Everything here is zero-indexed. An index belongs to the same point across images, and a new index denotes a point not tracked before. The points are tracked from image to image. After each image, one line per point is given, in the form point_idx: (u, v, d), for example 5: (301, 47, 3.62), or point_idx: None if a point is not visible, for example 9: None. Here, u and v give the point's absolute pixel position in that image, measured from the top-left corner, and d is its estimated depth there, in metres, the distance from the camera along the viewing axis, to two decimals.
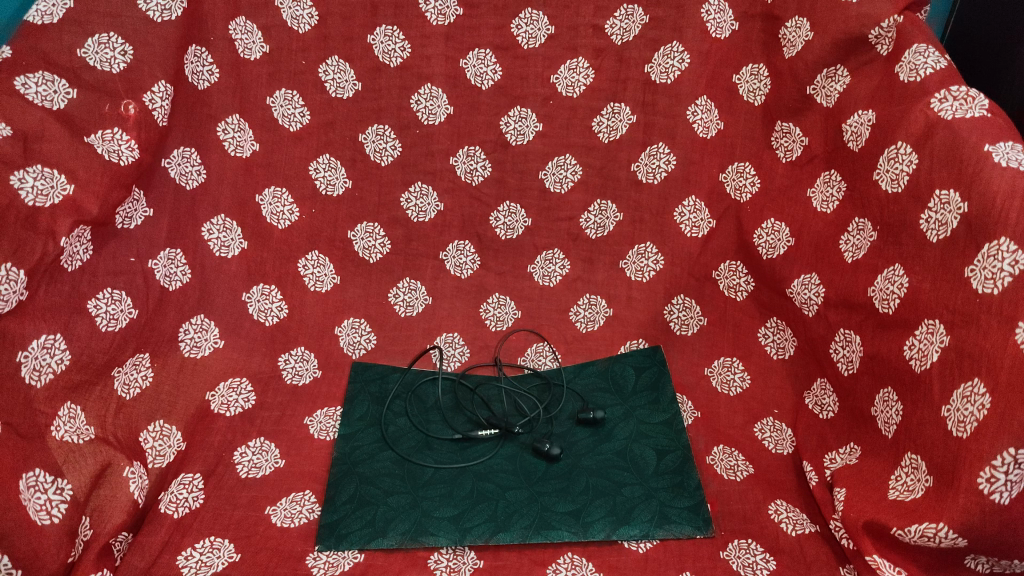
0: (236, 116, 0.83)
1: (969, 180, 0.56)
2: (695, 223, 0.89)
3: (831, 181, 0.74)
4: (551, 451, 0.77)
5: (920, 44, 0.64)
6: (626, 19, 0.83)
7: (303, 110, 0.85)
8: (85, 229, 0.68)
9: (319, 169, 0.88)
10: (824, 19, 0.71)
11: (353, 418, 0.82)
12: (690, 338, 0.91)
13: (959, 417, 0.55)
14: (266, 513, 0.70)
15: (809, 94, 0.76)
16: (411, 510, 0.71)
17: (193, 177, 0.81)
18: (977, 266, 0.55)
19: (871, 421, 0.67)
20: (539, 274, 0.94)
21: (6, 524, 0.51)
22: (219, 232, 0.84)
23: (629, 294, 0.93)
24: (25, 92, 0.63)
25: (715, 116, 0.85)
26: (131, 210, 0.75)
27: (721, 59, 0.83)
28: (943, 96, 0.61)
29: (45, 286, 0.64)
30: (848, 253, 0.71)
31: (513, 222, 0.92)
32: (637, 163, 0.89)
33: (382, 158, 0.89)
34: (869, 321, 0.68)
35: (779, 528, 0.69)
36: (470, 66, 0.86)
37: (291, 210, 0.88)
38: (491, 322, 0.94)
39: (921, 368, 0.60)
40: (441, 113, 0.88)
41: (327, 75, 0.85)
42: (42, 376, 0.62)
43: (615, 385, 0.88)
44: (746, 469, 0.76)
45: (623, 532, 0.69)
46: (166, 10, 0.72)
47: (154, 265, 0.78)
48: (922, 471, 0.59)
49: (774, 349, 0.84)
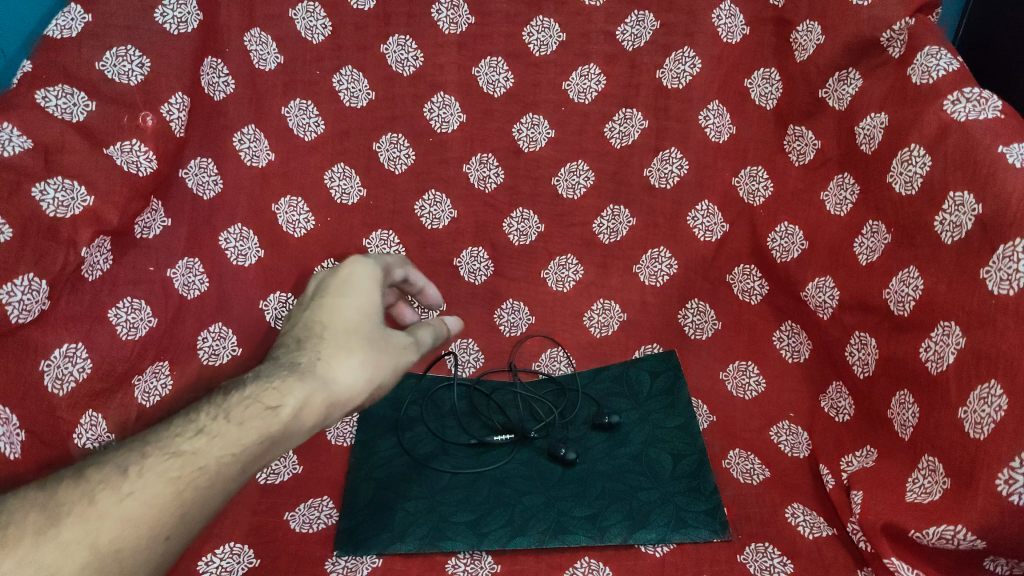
0: (252, 127, 0.83)
1: (983, 181, 0.57)
2: (708, 227, 0.89)
3: (844, 183, 0.74)
4: (567, 455, 0.77)
5: (932, 47, 0.64)
6: (638, 24, 0.83)
7: (318, 119, 0.86)
8: (106, 239, 0.69)
9: (334, 177, 0.89)
10: (834, 22, 0.72)
11: (369, 424, 0.83)
12: (705, 342, 0.90)
13: (977, 419, 0.55)
14: (285, 518, 0.72)
15: (821, 98, 0.76)
16: (428, 515, 0.72)
17: (210, 187, 0.81)
18: (993, 267, 0.55)
19: (887, 423, 0.67)
20: (552, 279, 0.94)
21: None
22: (236, 241, 0.84)
23: (643, 298, 0.93)
24: (46, 106, 0.65)
25: (727, 120, 0.85)
26: (149, 220, 0.75)
27: (733, 63, 0.83)
28: (956, 97, 0.61)
29: (67, 296, 0.66)
30: (863, 255, 0.71)
31: (526, 228, 0.93)
32: (650, 167, 0.89)
33: (396, 166, 0.90)
34: (884, 323, 0.68)
35: (796, 531, 0.69)
36: (482, 74, 0.87)
37: (307, 218, 0.89)
38: (505, 328, 0.94)
39: (938, 370, 0.60)
40: (454, 121, 0.89)
41: (341, 84, 0.86)
42: (64, 385, 0.65)
43: (631, 389, 0.88)
44: (763, 473, 0.76)
45: (640, 536, 0.70)
46: (183, 23, 0.74)
47: (173, 274, 0.77)
48: (939, 473, 0.59)
49: (790, 352, 0.83)
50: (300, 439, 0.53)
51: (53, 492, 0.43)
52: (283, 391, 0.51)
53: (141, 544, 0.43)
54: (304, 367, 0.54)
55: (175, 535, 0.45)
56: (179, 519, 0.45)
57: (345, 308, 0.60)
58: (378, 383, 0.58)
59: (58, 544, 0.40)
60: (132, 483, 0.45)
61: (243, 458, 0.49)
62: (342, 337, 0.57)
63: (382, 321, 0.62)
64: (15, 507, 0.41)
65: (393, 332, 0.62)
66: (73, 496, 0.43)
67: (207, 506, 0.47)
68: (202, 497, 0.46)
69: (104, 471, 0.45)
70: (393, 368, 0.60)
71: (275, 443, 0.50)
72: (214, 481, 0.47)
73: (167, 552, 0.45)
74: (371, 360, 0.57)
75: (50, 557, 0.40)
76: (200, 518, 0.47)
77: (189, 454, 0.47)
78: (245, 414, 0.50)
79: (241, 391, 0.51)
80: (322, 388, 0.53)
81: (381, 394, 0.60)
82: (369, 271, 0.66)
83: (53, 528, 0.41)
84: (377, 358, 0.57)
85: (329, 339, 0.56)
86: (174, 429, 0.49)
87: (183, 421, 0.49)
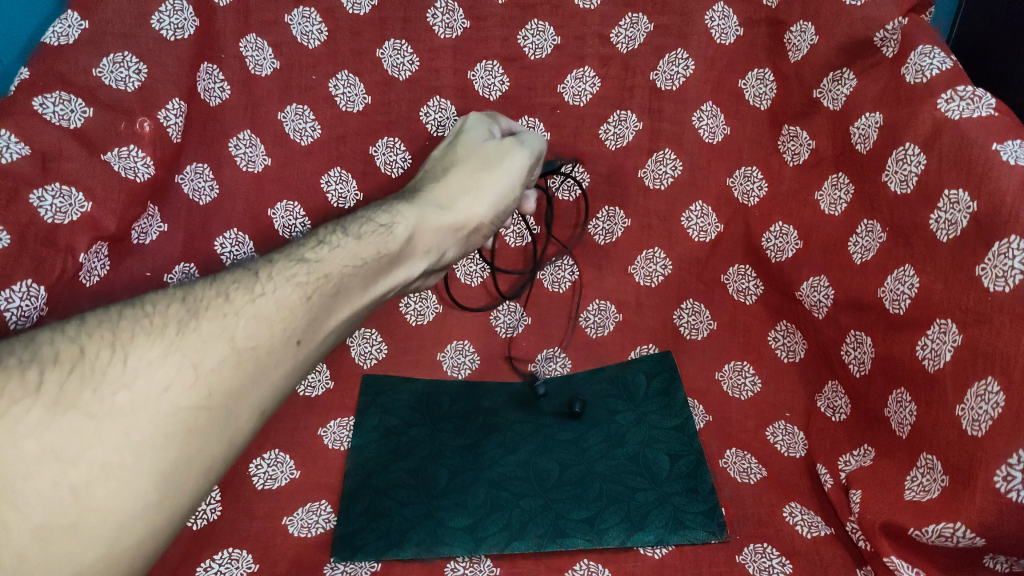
0: (247, 132, 0.84)
1: (978, 179, 0.56)
2: (702, 227, 0.89)
3: (839, 183, 0.74)
4: (574, 407, 0.84)
5: (925, 45, 0.64)
6: (632, 27, 0.84)
7: (314, 124, 0.86)
8: (103, 245, 0.70)
9: (330, 182, 0.88)
10: (827, 23, 0.72)
11: (365, 429, 0.83)
12: (700, 342, 0.89)
13: (974, 416, 0.55)
14: (283, 523, 0.73)
15: (816, 98, 0.76)
16: (425, 520, 0.72)
17: (206, 193, 0.83)
18: (988, 265, 0.55)
19: (884, 422, 0.67)
20: (548, 280, 0.94)
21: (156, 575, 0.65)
22: (231, 246, 0.84)
23: (638, 299, 0.93)
24: (43, 113, 0.66)
25: (721, 121, 0.85)
26: (146, 226, 0.76)
27: (727, 64, 0.83)
28: (949, 96, 0.61)
29: (67, 301, 0.66)
30: (858, 254, 0.71)
31: (522, 230, 0.93)
32: (644, 169, 0.90)
33: (393, 170, 0.89)
34: (880, 322, 0.68)
35: (795, 530, 0.69)
36: (478, 77, 0.87)
37: (303, 223, 0.87)
38: (502, 329, 0.93)
39: (935, 369, 0.60)
40: (450, 125, 0.88)
41: (338, 88, 0.85)
42: None
43: (627, 391, 0.87)
44: (760, 472, 0.76)
45: (639, 538, 0.70)
46: (179, 29, 0.75)
47: (170, 279, 0.79)
48: (938, 471, 0.58)
49: (785, 352, 0.83)
50: (383, 262, 0.64)
51: (191, 300, 0.51)
52: (386, 241, 0.65)
53: (243, 363, 0.48)
54: (419, 202, 0.72)
55: (282, 347, 0.51)
56: (280, 335, 0.51)
57: (452, 159, 0.76)
58: (488, 210, 0.75)
59: (211, 339, 0.48)
60: (270, 288, 0.54)
61: (340, 276, 0.59)
62: (461, 174, 0.76)
63: (473, 165, 0.77)
64: (171, 310, 0.49)
65: (478, 168, 0.76)
66: (218, 296, 0.52)
67: (308, 317, 0.54)
68: (327, 299, 0.56)
69: (244, 269, 0.56)
70: (471, 214, 0.74)
71: (395, 257, 0.66)
72: (304, 304, 0.54)
73: (285, 357, 0.51)
74: (485, 197, 0.75)
75: (172, 370, 0.45)
76: (317, 323, 0.55)
77: (317, 264, 0.58)
78: (369, 238, 0.64)
79: (355, 230, 0.65)
80: (423, 223, 0.69)
81: (496, 218, 0.77)
82: (473, 134, 0.81)
83: (197, 326, 0.48)
84: (481, 194, 0.75)
85: (445, 184, 0.75)
86: (294, 250, 0.60)
87: (303, 248, 0.60)
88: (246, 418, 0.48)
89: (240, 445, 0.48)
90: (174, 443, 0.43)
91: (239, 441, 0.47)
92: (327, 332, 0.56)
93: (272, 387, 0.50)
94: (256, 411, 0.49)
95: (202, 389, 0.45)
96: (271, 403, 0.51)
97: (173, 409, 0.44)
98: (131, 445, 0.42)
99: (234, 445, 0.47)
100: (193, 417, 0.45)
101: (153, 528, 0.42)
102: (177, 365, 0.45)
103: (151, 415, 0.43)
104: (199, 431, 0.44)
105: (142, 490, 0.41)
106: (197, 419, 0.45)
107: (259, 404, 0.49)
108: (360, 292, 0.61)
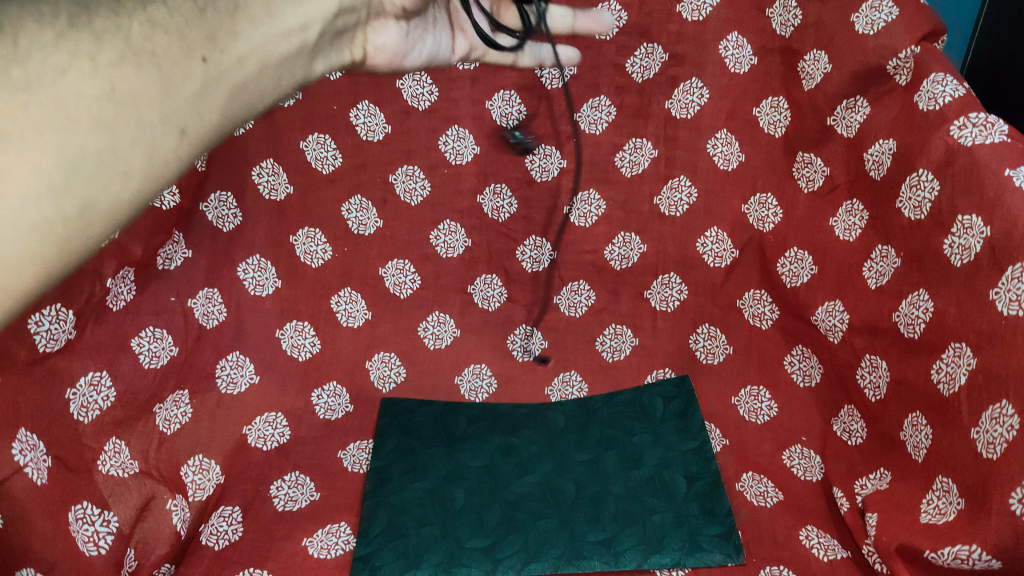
0: (270, 161, 0.87)
1: (990, 205, 0.57)
2: (718, 253, 0.91)
3: (853, 210, 0.75)
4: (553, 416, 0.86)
5: (938, 74, 0.65)
6: (647, 57, 0.87)
7: (336, 152, 0.89)
8: (129, 271, 0.75)
9: (351, 210, 0.91)
10: (841, 51, 0.73)
11: (383, 450, 0.83)
12: (717, 367, 0.90)
13: (989, 439, 0.55)
14: (304, 544, 0.73)
15: (830, 125, 0.77)
16: (443, 540, 0.73)
17: (229, 220, 0.86)
18: (1002, 288, 0.56)
19: (901, 445, 0.67)
20: (564, 305, 0.96)
21: (151, 564, 0.68)
22: (254, 271, 0.88)
23: (654, 323, 0.94)
24: None
25: (735, 148, 0.87)
26: (171, 251, 0.81)
27: (741, 92, 0.85)
28: (962, 123, 0.62)
29: (92, 325, 0.70)
30: (872, 279, 0.72)
31: (539, 255, 0.96)
32: (660, 196, 0.92)
33: (412, 198, 0.93)
34: (894, 346, 0.69)
35: (811, 553, 0.69)
36: (496, 107, 0.91)
37: (325, 249, 0.91)
38: (518, 352, 0.95)
39: (949, 392, 0.60)
40: (468, 153, 0.92)
41: (359, 119, 0.88)
42: (89, 412, 0.68)
43: (643, 414, 0.86)
44: (776, 495, 0.76)
45: (655, 560, 0.70)
46: None
47: (193, 304, 0.83)
48: (954, 493, 0.59)
49: (801, 377, 0.84)
50: None
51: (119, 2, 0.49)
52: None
53: (142, 61, 0.48)
54: None
55: (185, 58, 0.50)
56: (178, 44, 0.50)
57: None
58: None
59: (107, 31, 0.47)
60: None
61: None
62: None
63: None
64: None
65: None
66: None
67: (207, 28, 0.51)
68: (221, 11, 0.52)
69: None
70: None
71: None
72: (199, 13, 0.51)
73: (188, 72, 0.50)
74: None
75: (68, 56, 0.45)
76: (221, 37, 0.52)
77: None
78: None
79: None
80: None
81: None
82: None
83: (17, 74, 0.43)
84: None
85: None
86: None
87: None
88: (162, 128, 0.49)
89: (162, 159, 0.49)
90: (80, 128, 0.45)
91: (161, 153, 0.49)
92: (244, 56, 0.53)
93: (189, 102, 0.50)
94: (189, 159, 0.51)
95: (102, 81, 0.46)
96: (195, 121, 0.50)
97: (70, 95, 0.45)
98: (148, 124, 0.48)
99: (151, 148, 0.48)
100: (97, 108, 0.46)
101: (63, 212, 0.44)
102: (23, 127, 0.43)
103: (20, 167, 0.43)
104: (71, 166, 0.44)
105: (41, 166, 0.43)
106: (100, 109, 0.46)
107: (175, 117, 0.49)
108: (278, 17, 0.56)
